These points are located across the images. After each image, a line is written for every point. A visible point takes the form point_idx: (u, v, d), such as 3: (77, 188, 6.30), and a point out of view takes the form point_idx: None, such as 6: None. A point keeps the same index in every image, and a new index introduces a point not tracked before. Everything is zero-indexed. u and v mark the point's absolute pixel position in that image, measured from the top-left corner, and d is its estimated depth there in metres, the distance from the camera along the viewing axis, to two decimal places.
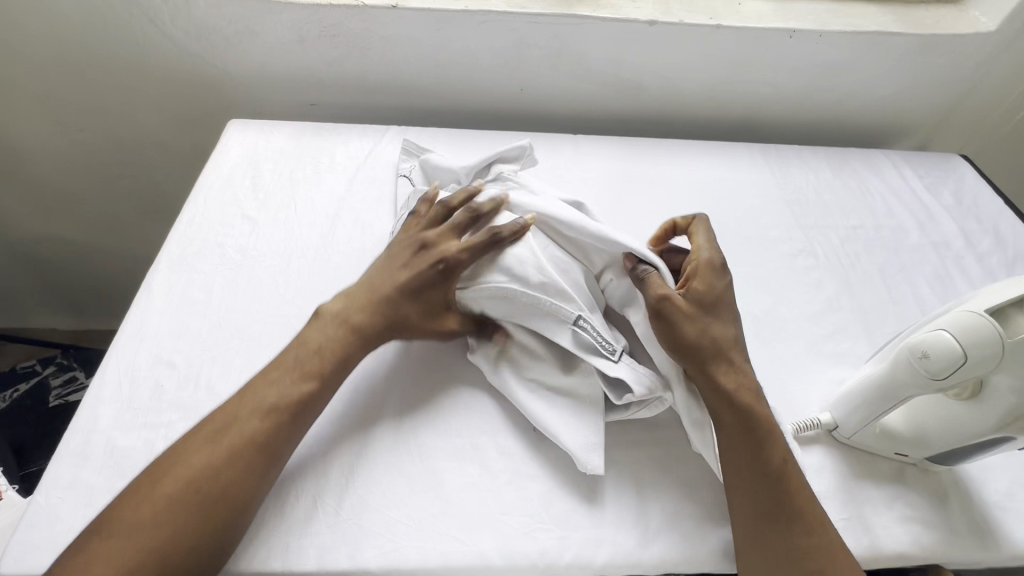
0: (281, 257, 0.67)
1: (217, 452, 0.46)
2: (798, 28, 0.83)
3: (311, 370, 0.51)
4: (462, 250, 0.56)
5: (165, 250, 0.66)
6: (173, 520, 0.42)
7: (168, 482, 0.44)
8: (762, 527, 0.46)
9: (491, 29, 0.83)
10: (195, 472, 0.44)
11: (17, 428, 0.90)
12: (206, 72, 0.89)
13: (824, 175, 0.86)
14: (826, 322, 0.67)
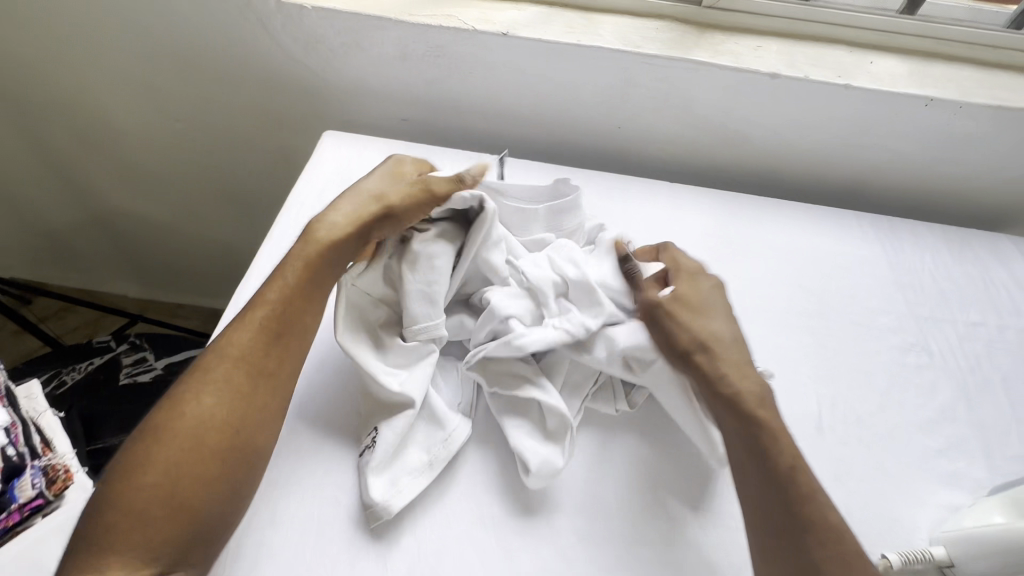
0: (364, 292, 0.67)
1: (193, 411, 0.49)
2: (937, 96, 0.76)
3: (278, 305, 0.55)
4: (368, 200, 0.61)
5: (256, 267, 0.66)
6: (173, 474, 0.46)
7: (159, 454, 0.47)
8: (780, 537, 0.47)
9: (600, 65, 0.79)
10: (174, 445, 0.47)
11: (88, 401, 0.93)
12: (306, 79, 0.89)
13: (943, 258, 0.79)
14: (939, 434, 0.61)
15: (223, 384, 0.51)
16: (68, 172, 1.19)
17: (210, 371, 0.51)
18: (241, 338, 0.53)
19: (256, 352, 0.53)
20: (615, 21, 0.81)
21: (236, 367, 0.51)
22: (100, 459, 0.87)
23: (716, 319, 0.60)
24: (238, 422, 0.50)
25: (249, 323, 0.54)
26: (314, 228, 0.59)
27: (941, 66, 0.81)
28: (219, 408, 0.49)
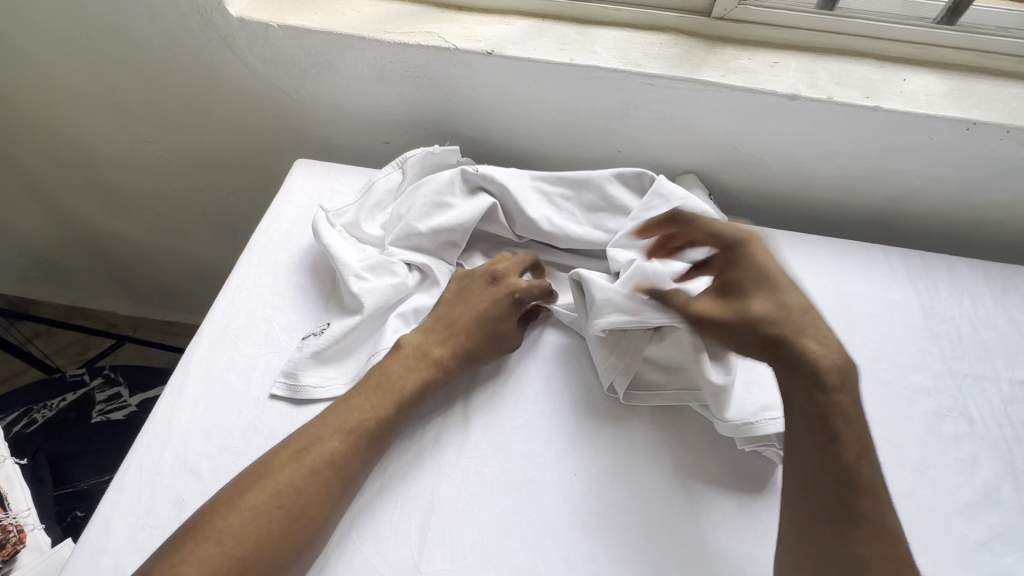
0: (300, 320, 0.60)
1: (276, 500, 0.45)
2: (980, 119, 0.67)
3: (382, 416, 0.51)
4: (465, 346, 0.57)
5: (212, 322, 0.60)
6: (241, 555, 0.42)
7: (215, 540, 0.42)
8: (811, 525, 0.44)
9: (597, 86, 0.72)
10: (237, 534, 0.43)
11: (58, 442, 0.89)
12: (279, 100, 0.82)
13: (982, 302, 0.70)
14: (981, 521, 0.53)
15: (314, 482, 0.46)
16: (46, 193, 1.14)
17: (305, 465, 0.47)
18: (338, 447, 0.48)
19: (354, 457, 0.49)
20: (614, 37, 0.73)
21: (329, 476, 0.47)
22: (66, 506, 0.83)
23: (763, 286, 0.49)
24: (318, 523, 0.45)
25: (356, 423, 0.50)
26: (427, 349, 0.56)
27: (983, 83, 0.71)
28: (302, 508, 0.45)
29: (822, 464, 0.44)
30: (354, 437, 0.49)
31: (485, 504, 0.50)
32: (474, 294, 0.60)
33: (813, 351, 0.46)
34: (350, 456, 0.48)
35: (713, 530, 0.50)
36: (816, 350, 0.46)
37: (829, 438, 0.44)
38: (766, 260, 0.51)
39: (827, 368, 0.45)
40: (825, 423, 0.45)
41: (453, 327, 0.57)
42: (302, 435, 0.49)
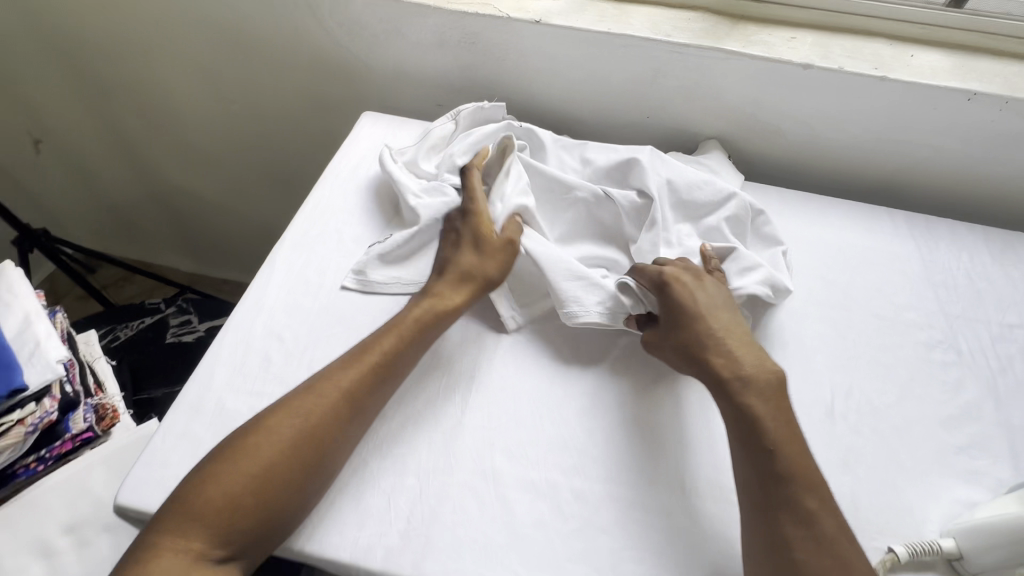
0: (368, 232, 0.71)
1: (285, 431, 0.49)
2: (981, 90, 0.74)
3: (383, 349, 0.55)
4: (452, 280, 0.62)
5: (294, 229, 0.71)
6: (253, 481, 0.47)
7: (243, 464, 0.47)
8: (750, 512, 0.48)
9: (630, 54, 0.81)
10: (259, 462, 0.48)
11: (137, 356, 1.01)
12: (349, 65, 0.95)
13: (981, 258, 0.76)
14: (961, 431, 0.59)
15: (324, 409, 0.51)
16: (134, 148, 1.29)
17: (313, 401, 0.51)
18: (342, 379, 0.53)
19: (356, 388, 0.53)
20: (648, 12, 0.83)
21: (335, 401, 0.52)
22: (143, 409, 0.94)
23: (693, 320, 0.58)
24: (328, 444, 0.50)
25: (361, 358, 0.55)
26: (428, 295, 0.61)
27: (986, 61, 0.78)
28: (312, 431, 0.50)
29: (766, 473, 0.48)
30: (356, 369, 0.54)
31: (517, 379, 0.60)
32: (443, 240, 0.66)
33: (721, 364, 0.54)
34: (352, 386, 0.53)
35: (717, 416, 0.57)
36: (725, 365, 0.54)
37: (748, 436, 0.50)
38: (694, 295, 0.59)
39: (729, 381, 0.53)
40: (742, 426, 0.51)
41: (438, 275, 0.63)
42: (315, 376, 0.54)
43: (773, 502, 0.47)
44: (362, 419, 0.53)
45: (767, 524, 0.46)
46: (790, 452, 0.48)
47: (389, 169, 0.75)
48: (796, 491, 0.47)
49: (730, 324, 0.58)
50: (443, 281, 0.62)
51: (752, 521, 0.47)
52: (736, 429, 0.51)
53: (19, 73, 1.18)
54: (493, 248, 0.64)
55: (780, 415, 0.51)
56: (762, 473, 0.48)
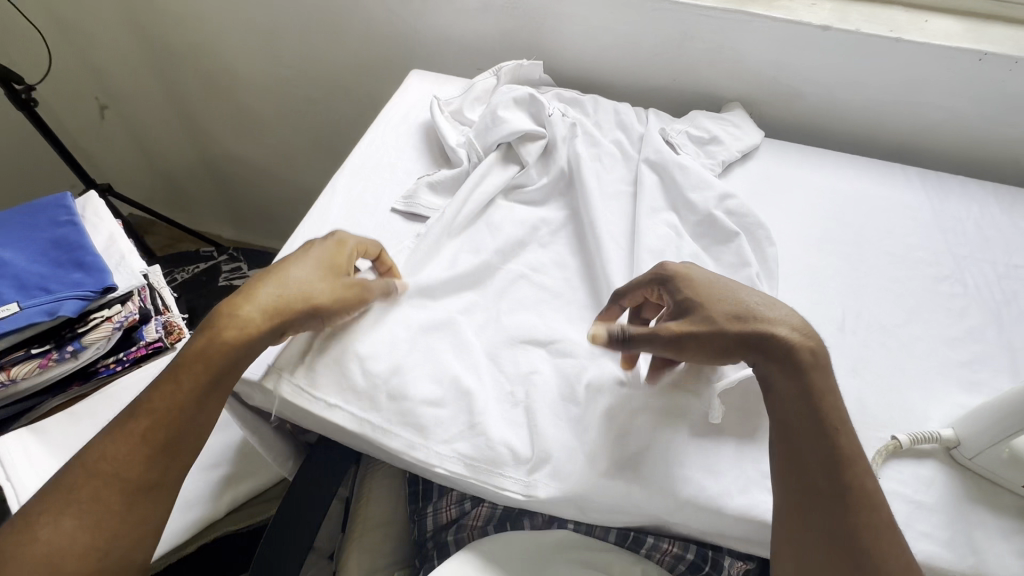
0: (418, 167, 0.78)
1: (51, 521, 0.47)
2: (991, 51, 0.79)
3: (177, 410, 0.50)
4: (257, 312, 0.52)
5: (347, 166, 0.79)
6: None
7: (18, 557, 0.45)
8: (809, 502, 0.47)
9: (660, 17, 0.88)
10: (32, 553, 0.46)
11: (194, 295, 1.10)
12: (399, 30, 1.03)
13: (990, 210, 0.80)
14: (965, 348, 0.63)
15: (104, 488, 0.48)
16: (191, 114, 1.39)
17: (82, 484, 0.48)
18: (121, 452, 0.49)
19: (128, 463, 0.49)
20: None
21: (113, 476, 0.48)
22: None
23: (722, 308, 0.52)
24: (105, 532, 0.47)
25: (137, 424, 0.50)
26: (218, 323, 0.52)
27: (996, 28, 0.83)
28: (87, 517, 0.47)
29: (833, 462, 0.48)
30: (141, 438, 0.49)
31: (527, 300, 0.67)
32: (290, 254, 0.57)
33: (782, 331, 0.51)
34: (124, 462, 0.49)
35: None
36: (788, 334, 0.51)
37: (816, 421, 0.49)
38: (707, 279, 0.55)
39: (799, 349, 0.50)
40: (811, 413, 0.49)
41: (245, 292, 0.54)
42: (100, 439, 0.50)
43: (838, 492, 0.47)
44: (134, 502, 0.49)
45: (830, 512, 0.47)
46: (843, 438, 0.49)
47: (435, 119, 0.82)
48: (855, 479, 0.48)
49: (765, 299, 0.54)
50: (249, 304, 0.53)
51: (811, 510, 0.47)
52: (796, 409, 0.49)
53: (94, 39, 1.29)
54: (318, 283, 0.55)
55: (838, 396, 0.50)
56: (825, 461, 0.48)
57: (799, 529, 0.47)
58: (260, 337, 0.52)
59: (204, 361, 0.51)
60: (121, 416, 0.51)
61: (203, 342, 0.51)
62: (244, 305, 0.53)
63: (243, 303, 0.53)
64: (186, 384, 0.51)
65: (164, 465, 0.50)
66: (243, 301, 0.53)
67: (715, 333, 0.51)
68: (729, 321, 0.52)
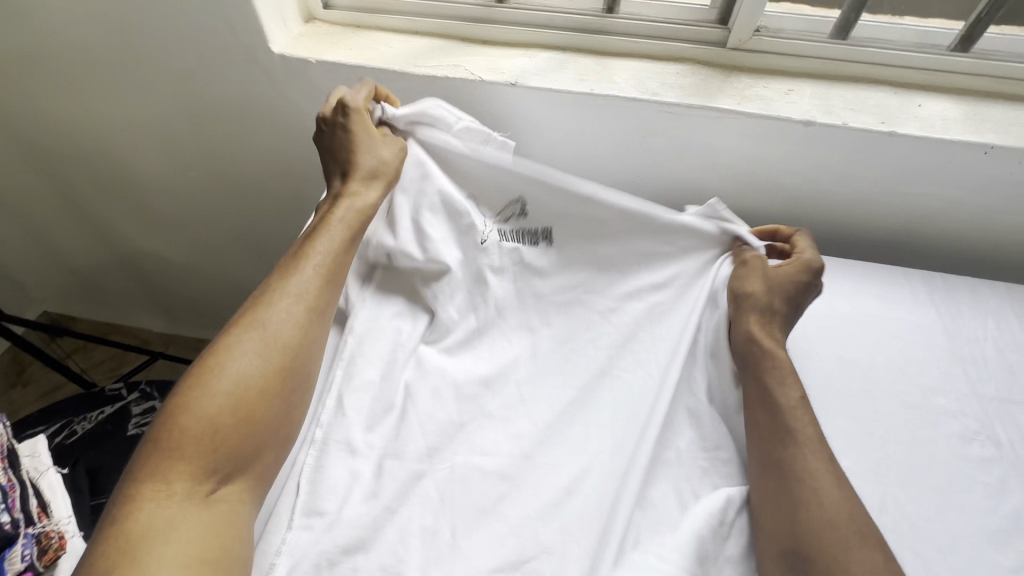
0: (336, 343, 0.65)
1: (244, 355, 0.54)
2: (998, 143, 0.68)
3: (325, 262, 0.62)
4: (357, 182, 0.66)
5: None
6: (229, 405, 0.51)
7: (220, 390, 0.52)
8: None
9: (616, 114, 0.74)
10: (236, 382, 0.52)
11: (97, 452, 0.93)
12: (314, 130, 0.88)
13: (1008, 324, 0.70)
14: (1011, 548, 0.52)
15: (287, 324, 0.57)
16: (92, 214, 1.21)
17: (266, 314, 0.57)
18: (293, 291, 0.59)
19: (305, 305, 0.59)
20: (632, 66, 0.77)
21: (291, 310, 0.58)
22: (101, 515, 0.85)
23: (789, 275, 0.66)
24: (294, 354, 0.56)
25: (304, 271, 0.60)
26: (343, 199, 0.66)
27: (1000, 108, 0.72)
28: (275, 339, 0.56)
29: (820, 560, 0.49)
30: (307, 279, 0.60)
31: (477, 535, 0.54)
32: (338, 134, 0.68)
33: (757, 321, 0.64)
34: (299, 302, 0.58)
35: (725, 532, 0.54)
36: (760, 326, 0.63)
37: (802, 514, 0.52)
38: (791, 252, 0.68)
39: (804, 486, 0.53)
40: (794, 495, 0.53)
41: (340, 172, 0.68)
42: (255, 303, 0.58)
43: None
44: (316, 332, 0.59)
45: None
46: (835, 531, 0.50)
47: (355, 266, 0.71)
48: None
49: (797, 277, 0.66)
50: (350, 182, 0.67)
51: None
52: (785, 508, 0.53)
53: None
54: (386, 154, 0.69)
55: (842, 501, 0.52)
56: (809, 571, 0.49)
57: (761, 489, 0.55)
58: (375, 204, 0.67)
59: (338, 228, 0.64)
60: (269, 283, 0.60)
61: (337, 211, 0.65)
62: (350, 189, 0.67)
63: (351, 182, 0.67)
64: (332, 237, 0.64)
65: (325, 300, 0.61)
66: (344, 182, 0.67)
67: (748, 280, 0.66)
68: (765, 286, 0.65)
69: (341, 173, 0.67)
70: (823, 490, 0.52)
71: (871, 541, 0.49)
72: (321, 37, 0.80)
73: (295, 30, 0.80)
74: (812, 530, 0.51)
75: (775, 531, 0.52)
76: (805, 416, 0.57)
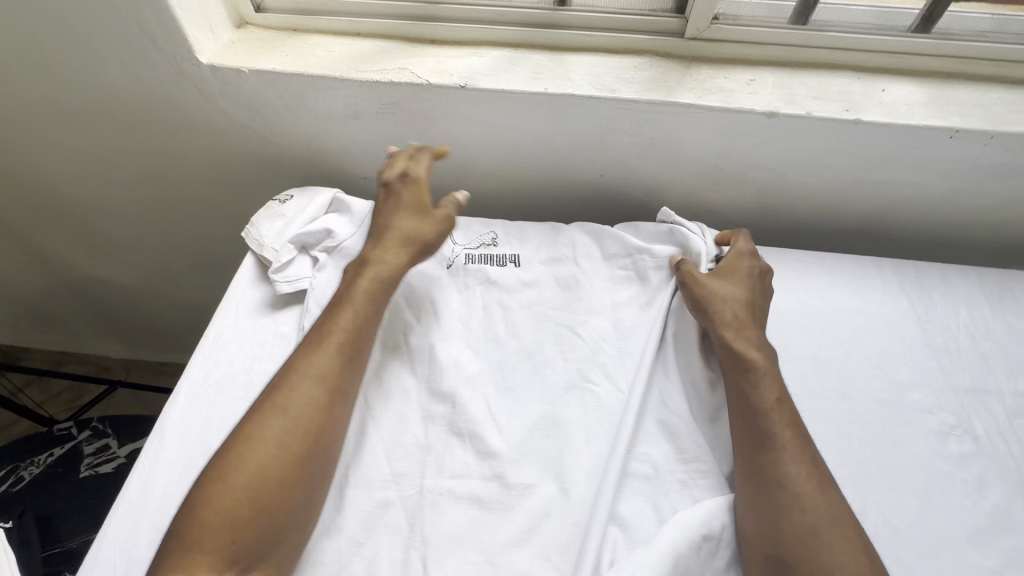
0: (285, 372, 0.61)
1: (260, 435, 0.51)
2: (963, 126, 0.66)
3: (350, 327, 0.59)
4: (386, 246, 0.65)
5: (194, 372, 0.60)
6: (244, 491, 0.48)
7: (239, 475, 0.48)
8: None
9: (574, 113, 0.71)
10: (257, 466, 0.49)
11: (47, 500, 0.87)
12: (256, 143, 0.82)
13: (980, 310, 0.68)
14: (993, 548, 0.51)
15: (307, 397, 0.53)
16: (28, 241, 1.13)
17: (290, 388, 0.54)
18: (317, 363, 0.56)
19: (328, 376, 0.55)
20: (587, 61, 0.73)
21: (314, 382, 0.54)
22: (54, 568, 0.80)
23: (738, 276, 0.66)
24: (318, 432, 0.52)
25: (328, 338, 0.57)
26: (372, 262, 0.64)
27: (963, 89, 0.70)
28: (297, 416, 0.52)
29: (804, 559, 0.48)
30: (330, 348, 0.57)
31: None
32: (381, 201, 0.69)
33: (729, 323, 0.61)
34: (322, 374, 0.55)
35: (714, 548, 0.51)
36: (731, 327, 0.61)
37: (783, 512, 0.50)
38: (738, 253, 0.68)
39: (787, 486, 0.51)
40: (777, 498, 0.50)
41: (375, 234, 0.67)
42: (281, 374, 0.56)
43: None
44: (342, 407, 0.55)
45: None
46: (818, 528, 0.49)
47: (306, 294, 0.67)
48: None
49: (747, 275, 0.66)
50: (382, 244, 0.65)
51: None
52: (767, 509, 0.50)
53: None
54: (421, 219, 0.68)
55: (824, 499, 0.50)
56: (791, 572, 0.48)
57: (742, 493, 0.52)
58: (403, 266, 0.65)
59: (370, 292, 0.62)
60: (295, 353, 0.58)
61: (366, 274, 0.63)
62: (379, 251, 0.65)
63: (384, 242, 0.65)
64: (359, 301, 0.61)
65: (351, 369, 0.57)
66: (375, 242, 0.66)
67: (704, 283, 0.65)
68: (726, 291, 0.64)
69: (377, 236, 0.66)
70: (807, 498, 0.50)
71: (856, 541, 0.48)
72: (254, 44, 0.75)
73: (225, 37, 0.75)
74: (800, 539, 0.49)
75: (758, 540, 0.50)
76: (780, 420, 0.55)
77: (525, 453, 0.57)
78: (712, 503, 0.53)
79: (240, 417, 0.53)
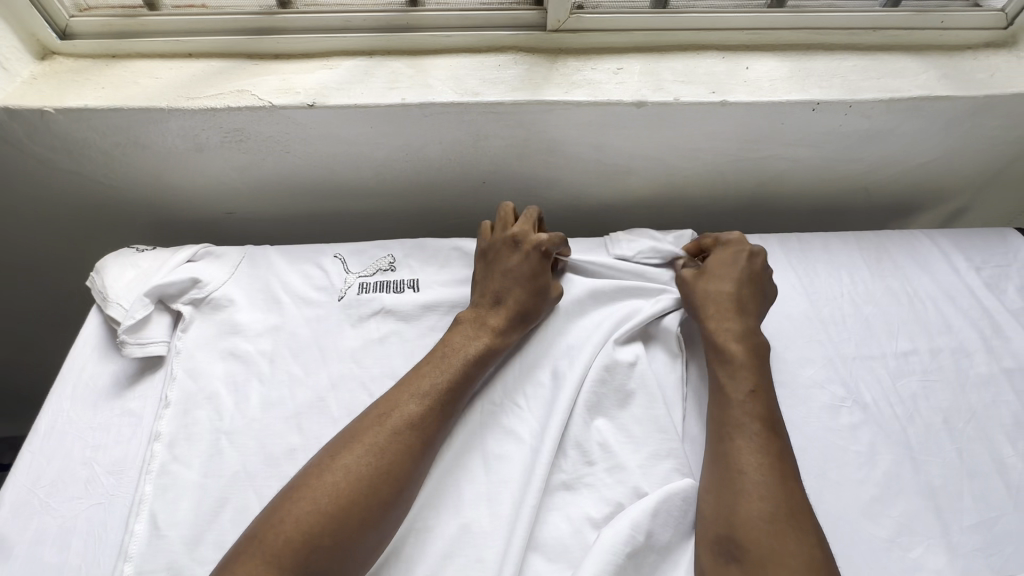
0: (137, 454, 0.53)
1: (359, 466, 0.47)
2: (823, 98, 0.66)
3: (453, 377, 0.54)
4: (500, 318, 0.59)
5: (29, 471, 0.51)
6: (330, 520, 0.44)
7: (328, 497, 0.45)
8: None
9: (440, 122, 0.66)
10: (345, 491, 0.45)
11: None
12: (90, 188, 0.72)
13: (860, 275, 0.70)
14: (886, 518, 0.52)
15: (400, 438, 0.49)
16: None
17: (385, 422, 0.50)
18: (411, 405, 0.51)
19: (425, 425, 0.50)
20: (448, 64, 0.68)
21: (412, 426, 0.50)
22: None
23: (728, 278, 0.62)
24: (406, 478, 0.47)
25: (430, 380, 0.53)
26: (481, 317, 0.59)
27: (822, 61, 0.71)
28: (392, 458, 0.48)
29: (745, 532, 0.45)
30: (428, 391, 0.52)
31: None
32: (503, 258, 0.63)
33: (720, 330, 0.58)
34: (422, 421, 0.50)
35: (639, 559, 0.46)
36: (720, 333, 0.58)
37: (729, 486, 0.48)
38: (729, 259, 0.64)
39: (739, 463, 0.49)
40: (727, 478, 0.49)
41: (487, 296, 0.61)
42: (384, 397, 0.53)
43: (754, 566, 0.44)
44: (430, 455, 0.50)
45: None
46: (755, 501, 0.46)
47: (166, 358, 0.59)
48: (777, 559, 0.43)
49: (739, 283, 0.61)
50: (491, 304, 0.60)
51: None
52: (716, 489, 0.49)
53: None
54: (526, 289, 0.60)
55: (767, 474, 0.48)
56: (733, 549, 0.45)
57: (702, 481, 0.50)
58: (514, 334, 0.59)
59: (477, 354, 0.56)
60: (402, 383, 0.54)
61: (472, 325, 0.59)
62: (490, 310, 0.60)
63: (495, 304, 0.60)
64: (467, 347, 0.56)
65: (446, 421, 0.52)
66: (489, 308, 0.60)
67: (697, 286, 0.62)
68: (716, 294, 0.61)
69: (490, 297, 0.61)
70: (756, 474, 0.48)
71: (802, 515, 0.46)
72: (61, 77, 0.65)
73: (24, 73, 0.64)
74: (751, 525, 0.45)
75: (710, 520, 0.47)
76: (754, 414, 0.52)
77: (439, 494, 0.51)
78: (636, 511, 0.48)
79: (332, 439, 0.50)
